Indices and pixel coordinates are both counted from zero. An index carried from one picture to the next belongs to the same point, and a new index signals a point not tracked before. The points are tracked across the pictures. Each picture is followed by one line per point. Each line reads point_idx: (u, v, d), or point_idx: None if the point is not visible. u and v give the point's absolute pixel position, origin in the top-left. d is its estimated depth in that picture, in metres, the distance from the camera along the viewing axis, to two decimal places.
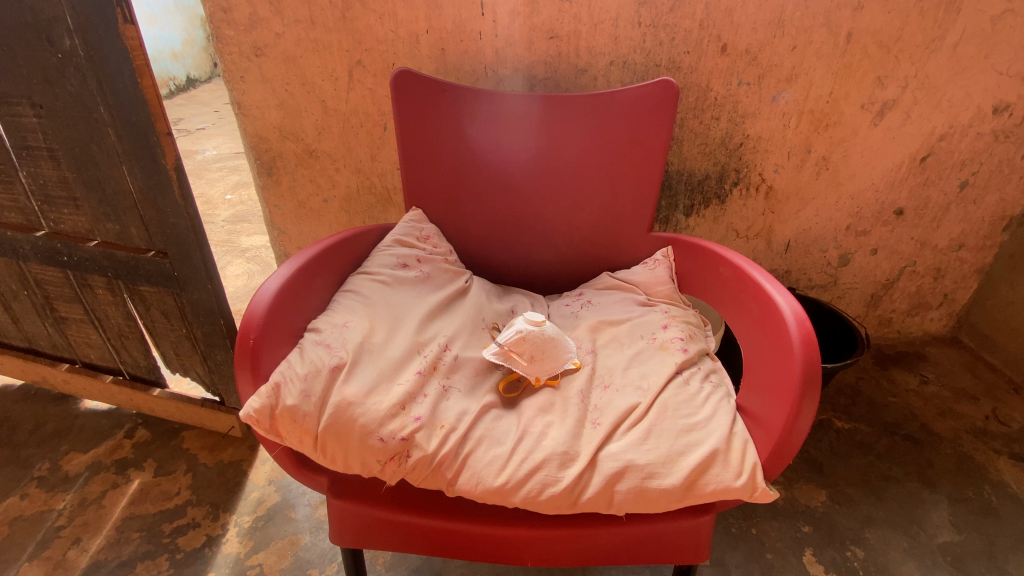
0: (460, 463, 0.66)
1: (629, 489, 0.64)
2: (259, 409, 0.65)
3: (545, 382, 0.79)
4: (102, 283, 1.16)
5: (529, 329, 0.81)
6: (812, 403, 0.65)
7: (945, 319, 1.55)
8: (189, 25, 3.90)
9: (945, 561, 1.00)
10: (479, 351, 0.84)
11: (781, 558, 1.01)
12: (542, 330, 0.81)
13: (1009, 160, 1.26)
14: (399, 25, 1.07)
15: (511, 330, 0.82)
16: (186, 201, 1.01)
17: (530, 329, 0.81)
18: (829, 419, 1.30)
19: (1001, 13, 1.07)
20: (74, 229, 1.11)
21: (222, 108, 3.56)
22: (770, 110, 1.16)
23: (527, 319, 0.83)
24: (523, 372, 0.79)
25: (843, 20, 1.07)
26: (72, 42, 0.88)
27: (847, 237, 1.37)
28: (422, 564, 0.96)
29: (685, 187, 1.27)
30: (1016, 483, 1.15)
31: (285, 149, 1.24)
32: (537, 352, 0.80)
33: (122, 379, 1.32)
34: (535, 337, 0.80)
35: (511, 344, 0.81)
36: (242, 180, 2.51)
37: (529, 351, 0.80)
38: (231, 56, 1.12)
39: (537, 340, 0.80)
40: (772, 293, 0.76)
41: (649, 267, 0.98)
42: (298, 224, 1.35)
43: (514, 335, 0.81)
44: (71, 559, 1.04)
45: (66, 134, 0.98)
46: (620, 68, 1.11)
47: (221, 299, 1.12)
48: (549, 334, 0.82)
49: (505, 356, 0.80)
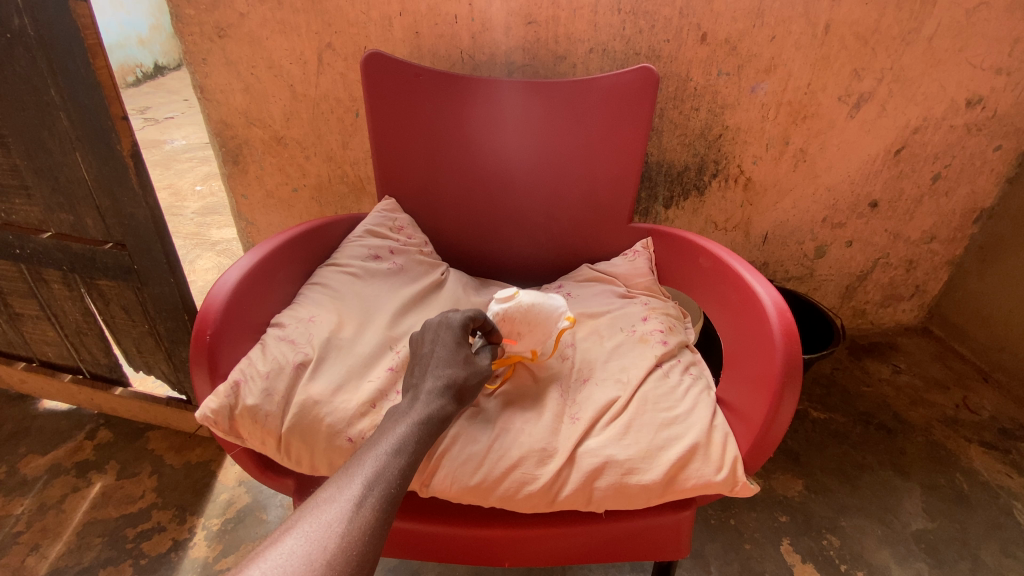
0: (434, 462, 0.63)
1: (609, 485, 0.63)
2: (216, 410, 0.62)
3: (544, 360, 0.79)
4: (57, 277, 1.10)
5: (509, 311, 0.77)
6: (793, 396, 0.64)
7: (916, 310, 1.57)
8: (155, 10, 3.75)
9: (918, 549, 1.01)
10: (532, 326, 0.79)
11: (759, 548, 1.01)
12: (522, 305, 0.77)
13: (980, 154, 1.28)
14: (370, 6, 1.02)
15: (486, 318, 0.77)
16: (145, 189, 0.95)
17: (511, 311, 0.76)
18: (805, 409, 1.31)
19: (975, 6, 1.08)
20: (25, 220, 1.04)
21: (191, 96, 3.43)
22: (749, 100, 1.16)
23: (498, 299, 0.78)
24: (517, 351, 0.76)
25: (822, 11, 1.06)
26: (19, 19, 0.81)
27: (823, 229, 1.38)
28: (397, 564, 0.94)
29: (665, 178, 1.26)
30: (986, 470, 1.17)
31: (252, 136, 1.18)
32: (530, 328, 0.77)
33: (82, 378, 1.26)
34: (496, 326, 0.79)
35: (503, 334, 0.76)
36: (212, 170, 2.43)
37: (521, 333, 0.76)
38: (192, 37, 1.06)
39: (523, 320, 0.76)
40: (752, 284, 0.75)
41: (629, 259, 0.97)
42: (268, 215, 1.30)
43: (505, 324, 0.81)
44: (28, 567, 0.99)
45: (16, 118, 0.91)
46: (599, 56, 1.09)
47: (185, 292, 1.07)
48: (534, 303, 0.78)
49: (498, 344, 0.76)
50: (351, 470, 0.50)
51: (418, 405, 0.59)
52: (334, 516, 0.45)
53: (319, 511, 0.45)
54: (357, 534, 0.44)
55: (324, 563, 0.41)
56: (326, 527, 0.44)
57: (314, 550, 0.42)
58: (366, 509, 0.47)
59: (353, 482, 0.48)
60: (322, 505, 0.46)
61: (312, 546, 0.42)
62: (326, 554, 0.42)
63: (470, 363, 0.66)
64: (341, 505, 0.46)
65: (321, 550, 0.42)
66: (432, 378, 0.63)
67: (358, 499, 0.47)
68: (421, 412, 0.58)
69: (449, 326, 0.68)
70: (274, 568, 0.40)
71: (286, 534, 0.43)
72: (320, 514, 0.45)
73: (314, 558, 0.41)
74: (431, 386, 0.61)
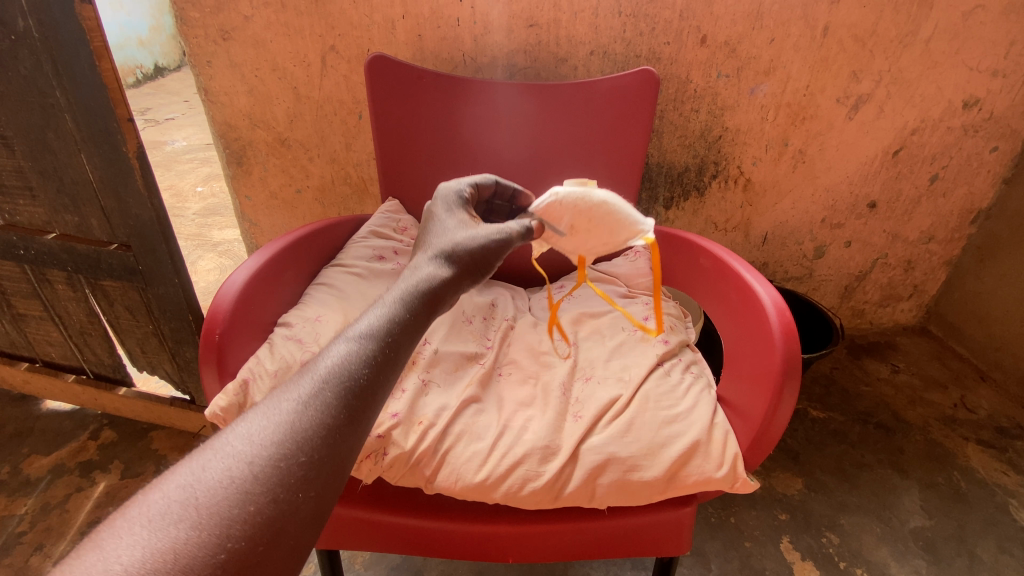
0: (438, 459, 0.64)
1: (612, 482, 0.64)
2: (225, 408, 0.63)
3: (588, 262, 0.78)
4: (61, 277, 1.11)
5: (573, 199, 0.74)
6: (793, 393, 0.65)
7: (915, 310, 1.58)
8: (156, 11, 3.75)
9: (916, 546, 1.02)
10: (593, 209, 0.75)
11: (759, 546, 1.02)
12: (591, 200, 0.74)
13: (977, 155, 1.29)
14: (373, 10, 1.03)
15: (546, 194, 0.75)
16: (150, 191, 0.96)
17: (574, 200, 0.74)
18: (804, 408, 1.32)
19: (972, 9, 1.09)
20: (31, 221, 1.05)
21: (192, 97, 3.44)
22: (748, 103, 1.17)
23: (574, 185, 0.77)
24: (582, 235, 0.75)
25: (820, 14, 1.07)
26: (26, 22, 0.82)
27: (822, 229, 1.39)
28: (401, 563, 0.94)
29: (665, 179, 1.27)
30: (983, 469, 1.18)
31: (256, 138, 1.19)
32: (588, 229, 0.74)
33: (86, 378, 1.27)
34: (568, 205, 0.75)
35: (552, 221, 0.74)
36: (213, 172, 2.44)
37: (573, 226, 0.74)
38: (196, 39, 1.07)
39: (582, 214, 0.74)
40: (752, 283, 0.76)
41: (630, 260, 0.99)
42: (271, 216, 1.31)
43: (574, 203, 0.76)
44: (34, 566, 0.99)
45: (21, 120, 0.92)
46: (600, 59, 1.10)
47: (189, 292, 1.08)
48: (607, 202, 0.75)
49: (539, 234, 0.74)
50: (302, 375, 0.44)
51: (401, 284, 0.54)
52: (268, 430, 0.39)
53: (253, 423, 0.40)
54: (294, 451, 0.39)
55: (249, 477, 0.36)
56: (257, 436, 0.39)
57: (238, 465, 0.37)
58: (309, 412, 0.41)
59: (298, 387, 0.42)
60: (259, 416, 0.40)
61: (236, 462, 0.37)
62: (252, 476, 0.37)
63: (477, 227, 0.62)
64: (280, 417, 0.40)
65: (247, 467, 0.37)
66: (431, 249, 0.59)
67: (300, 402, 0.41)
68: (398, 305, 0.51)
69: (442, 206, 0.66)
70: (188, 485, 0.35)
71: (211, 448, 0.38)
72: (254, 423, 0.40)
73: (237, 480, 0.36)
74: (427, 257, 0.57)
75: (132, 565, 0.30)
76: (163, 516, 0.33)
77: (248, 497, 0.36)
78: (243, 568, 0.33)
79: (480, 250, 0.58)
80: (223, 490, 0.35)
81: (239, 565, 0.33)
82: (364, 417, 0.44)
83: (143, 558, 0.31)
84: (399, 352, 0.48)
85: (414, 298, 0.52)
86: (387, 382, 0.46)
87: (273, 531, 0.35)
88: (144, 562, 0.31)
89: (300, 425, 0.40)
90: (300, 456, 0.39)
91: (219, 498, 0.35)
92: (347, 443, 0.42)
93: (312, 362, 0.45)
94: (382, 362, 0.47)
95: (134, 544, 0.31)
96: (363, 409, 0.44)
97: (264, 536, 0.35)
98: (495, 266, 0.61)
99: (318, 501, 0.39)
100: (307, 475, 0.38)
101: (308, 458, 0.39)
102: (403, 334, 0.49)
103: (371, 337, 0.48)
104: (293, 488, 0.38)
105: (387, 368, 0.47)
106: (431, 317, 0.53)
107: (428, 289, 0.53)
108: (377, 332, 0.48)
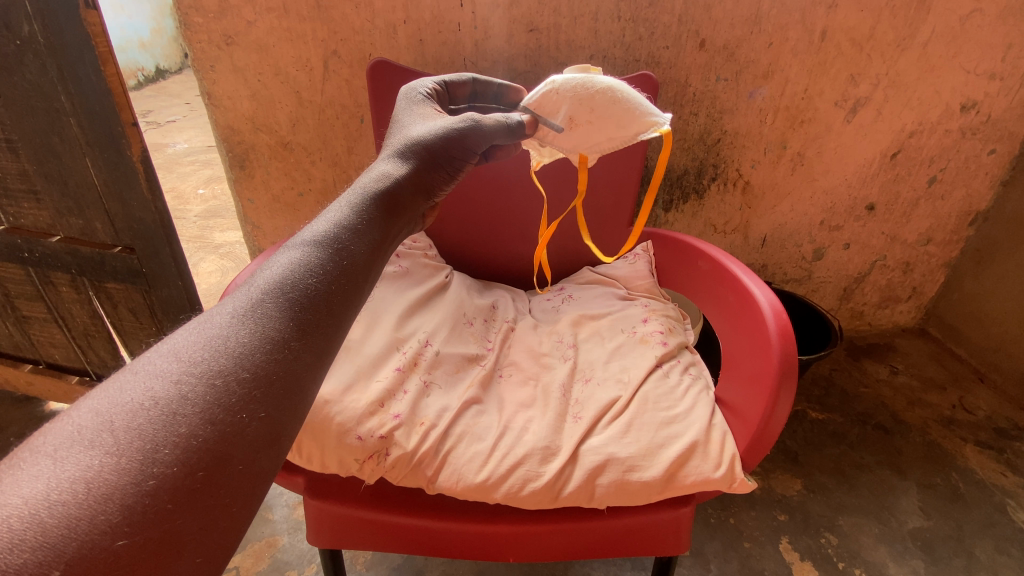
0: (440, 460, 0.65)
1: (611, 482, 0.64)
2: None
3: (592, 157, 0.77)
4: (65, 280, 1.11)
5: (571, 84, 0.75)
6: (790, 394, 0.66)
7: (913, 311, 1.59)
8: (157, 14, 3.77)
9: (914, 546, 1.03)
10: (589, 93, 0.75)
11: (758, 546, 1.03)
12: (591, 87, 0.75)
13: (975, 157, 1.30)
14: (375, 15, 1.04)
15: (543, 85, 0.77)
16: (154, 195, 0.98)
17: (573, 86, 0.75)
18: (803, 409, 1.33)
19: (969, 13, 1.10)
20: (35, 224, 1.06)
21: (194, 100, 3.46)
22: (746, 106, 1.18)
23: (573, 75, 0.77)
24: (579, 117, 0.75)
25: (818, 18, 1.08)
26: (31, 27, 0.83)
27: (820, 232, 1.40)
28: (402, 563, 0.95)
29: (665, 182, 1.28)
30: (981, 470, 1.19)
31: (258, 141, 1.20)
32: (590, 116, 0.75)
33: (89, 380, 1.28)
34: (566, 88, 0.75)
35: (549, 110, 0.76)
36: (215, 174, 2.45)
37: (573, 115, 0.75)
38: (200, 44, 1.08)
39: (582, 99, 0.75)
40: (750, 286, 0.77)
41: (630, 263, 1.00)
42: (273, 219, 1.32)
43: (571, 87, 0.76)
44: None
45: (26, 124, 0.93)
46: (600, 63, 1.11)
47: (193, 295, 1.11)
48: (608, 88, 0.75)
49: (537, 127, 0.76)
50: (241, 291, 0.41)
51: (353, 192, 0.53)
52: (201, 349, 0.36)
53: (182, 343, 0.36)
54: (233, 369, 0.35)
55: (177, 395, 0.33)
56: (187, 354, 0.35)
57: (164, 385, 0.33)
58: (248, 326, 0.38)
59: (237, 302, 0.39)
60: (191, 336, 0.37)
61: (162, 381, 0.33)
62: (180, 396, 0.33)
63: (440, 122, 0.64)
64: (214, 333, 0.37)
65: (175, 387, 0.33)
66: (391, 147, 0.61)
67: (238, 316, 0.38)
68: (349, 213, 0.49)
69: (400, 124, 0.67)
70: (102, 408, 0.31)
71: (132, 371, 0.34)
72: (185, 342, 0.36)
73: (162, 401, 0.32)
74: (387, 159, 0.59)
75: (34, 497, 0.26)
76: (74, 440, 0.29)
77: (178, 415, 0.32)
78: (178, 496, 0.30)
79: (435, 148, 0.60)
80: (146, 408, 0.31)
81: (172, 492, 0.30)
82: (316, 331, 0.41)
83: (48, 490, 0.27)
84: (351, 260, 0.46)
85: (368, 203, 0.51)
86: (340, 295, 0.43)
87: (211, 451, 0.32)
88: (49, 493, 0.27)
89: (239, 343, 0.37)
90: (240, 373, 0.35)
91: (141, 420, 0.31)
92: (297, 361, 0.38)
93: (252, 278, 0.42)
94: (332, 273, 0.44)
95: (36, 476, 0.27)
96: (314, 322, 0.41)
97: (202, 456, 0.32)
98: (459, 158, 0.63)
99: (265, 424, 0.35)
100: (249, 394, 0.35)
101: (250, 375, 0.36)
102: (357, 244, 0.47)
103: (319, 248, 0.45)
104: (234, 409, 0.34)
105: (338, 279, 0.44)
106: (389, 223, 0.52)
107: (383, 195, 0.53)
108: (323, 243, 0.45)
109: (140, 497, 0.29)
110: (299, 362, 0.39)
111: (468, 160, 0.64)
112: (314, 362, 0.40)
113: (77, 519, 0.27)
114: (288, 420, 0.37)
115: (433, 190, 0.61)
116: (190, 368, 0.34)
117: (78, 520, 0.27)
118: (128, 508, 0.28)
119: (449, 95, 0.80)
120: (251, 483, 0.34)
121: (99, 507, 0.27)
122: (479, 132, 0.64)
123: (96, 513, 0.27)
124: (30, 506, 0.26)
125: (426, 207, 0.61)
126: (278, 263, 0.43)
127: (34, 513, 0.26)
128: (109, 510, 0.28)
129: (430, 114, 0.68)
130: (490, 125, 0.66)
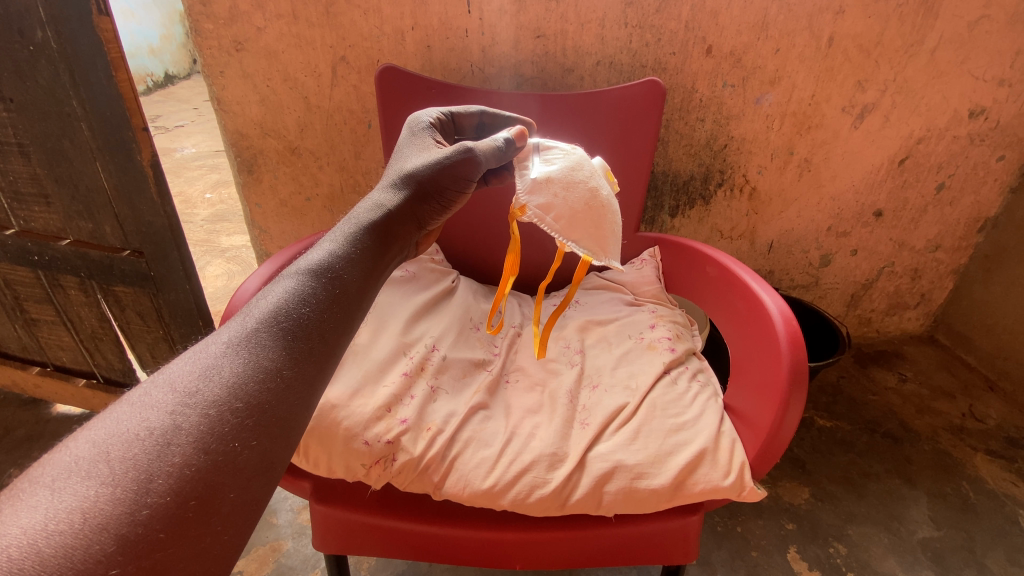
0: (447, 466, 0.65)
1: (618, 489, 0.64)
2: None
3: (523, 219, 0.71)
4: (74, 283, 1.12)
5: (577, 164, 0.75)
6: (799, 403, 0.65)
7: (922, 318, 1.58)
8: (168, 20, 3.81)
9: (925, 557, 1.02)
10: (582, 177, 0.73)
11: (766, 555, 1.02)
12: (588, 179, 0.74)
13: (984, 163, 1.29)
14: (384, 21, 1.05)
15: (566, 147, 0.79)
16: (163, 199, 0.98)
17: (574, 165, 0.74)
18: (810, 417, 1.32)
19: (977, 19, 1.09)
20: (45, 227, 1.07)
21: (202, 105, 3.49)
22: (753, 111, 1.17)
23: (596, 169, 0.78)
24: (555, 178, 0.71)
25: (825, 24, 1.08)
26: (44, 33, 0.84)
27: (828, 238, 1.39)
28: (407, 568, 0.94)
29: (671, 188, 1.29)
30: (992, 479, 1.17)
31: (267, 146, 1.21)
32: (563, 191, 0.71)
33: (96, 383, 1.29)
34: (573, 159, 0.75)
35: (536, 165, 0.74)
36: (222, 178, 2.46)
37: (553, 178, 0.71)
38: (210, 50, 1.09)
39: (571, 176, 0.73)
40: (758, 292, 0.76)
41: (636, 267, 0.99)
42: (280, 223, 1.33)
43: (576, 163, 0.75)
44: None
45: (38, 128, 0.94)
46: (606, 68, 1.11)
47: (200, 298, 1.11)
48: (599, 194, 0.73)
49: (516, 164, 0.74)
50: (235, 323, 0.42)
51: (349, 222, 0.55)
52: (195, 379, 0.37)
53: (178, 372, 0.37)
54: (226, 399, 0.36)
55: (171, 423, 0.34)
56: (180, 383, 0.36)
57: (158, 414, 0.34)
58: (240, 357, 0.39)
59: (230, 331, 0.41)
60: (186, 367, 0.38)
61: (156, 411, 0.34)
62: (175, 427, 0.33)
63: (435, 153, 0.64)
64: (209, 363, 0.38)
65: (167, 415, 0.34)
66: (386, 178, 0.62)
67: (231, 347, 0.40)
68: (342, 243, 0.51)
69: (403, 152, 0.68)
70: (99, 437, 0.32)
71: (128, 402, 0.35)
72: (177, 373, 0.37)
73: (157, 431, 0.33)
74: (384, 188, 0.60)
75: (32, 527, 0.27)
76: (70, 472, 0.30)
77: (174, 443, 0.33)
78: (171, 525, 0.31)
79: (428, 177, 0.61)
80: (142, 438, 0.32)
81: (166, 522, 0.30)
82: (308, 360, 0.42)
83: (46, 519, 0.28)
84: (341, 288, 0.47)
85: (361, 233, 0.53)
86: (331, 323, 0.45)
87: (205, 477, 0.33)
88: (47, 523, 0.27)
89: (234, 373, 0.38)
90: (233, 404, 0.36)
91: (136, 451, 0.32)
92: (288, 389, 0.39)
93: (248, 310, 0.43)
94: (324, 302, 0.45)
95: (35, 506, 0.28)
96: (306, 352, 0.42)
97: (195, 482, 0.32)
98: (452, 188, 0.62)
99: (257, 453, 0.36)
100: (242, 423, 0.36)
101: (244, 406, 0.37)
102: (349, 272, 0.49)
103: (310, 277, 0.46)
104: (227, 438, 0.35)
105: (329, 308, 0.45)
106: (381, 252, 0.54)
107: (376, 224, 0.55)
108: (317, 272, 0.47)
109: (133, 526, 0.29)
110: (290, 390, 0.39)
111: (464, 189, 0.64)
112: (305, 390, 0.41)
113: (72, 548, 0.27)
114: (279, 448, 0.38)
115: (425, 220, 0.62)
116: (185, 398, 0.35)
117: (73, 548, 0.27)
118: (122, 538, 0.29)
119: (455, 125, 0.80)
120: (243, 510, 0.35)
121: (94, 537, 0.28)
122: (473, 159, 0.62)
123: (90, 543, 0.28)
124: (29, 536, 0.27)
125: (418, 236, 0.62)
126: (270, 297, 0.44)
127: (32, 542, 0.27)
128: (103, 539, 0.28)
129: (429, 146, 0.68)
130: (485, 150, 0.64)
